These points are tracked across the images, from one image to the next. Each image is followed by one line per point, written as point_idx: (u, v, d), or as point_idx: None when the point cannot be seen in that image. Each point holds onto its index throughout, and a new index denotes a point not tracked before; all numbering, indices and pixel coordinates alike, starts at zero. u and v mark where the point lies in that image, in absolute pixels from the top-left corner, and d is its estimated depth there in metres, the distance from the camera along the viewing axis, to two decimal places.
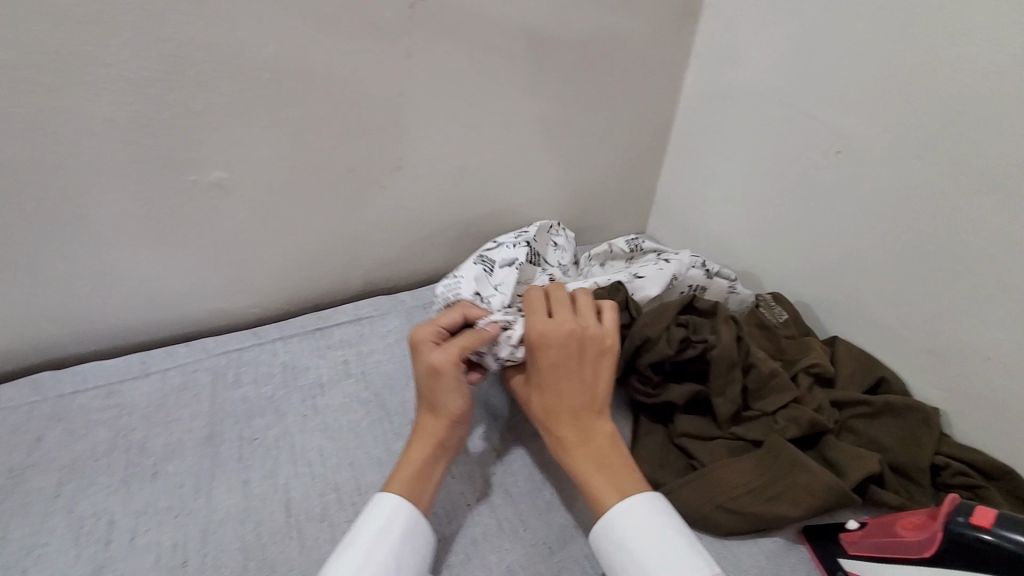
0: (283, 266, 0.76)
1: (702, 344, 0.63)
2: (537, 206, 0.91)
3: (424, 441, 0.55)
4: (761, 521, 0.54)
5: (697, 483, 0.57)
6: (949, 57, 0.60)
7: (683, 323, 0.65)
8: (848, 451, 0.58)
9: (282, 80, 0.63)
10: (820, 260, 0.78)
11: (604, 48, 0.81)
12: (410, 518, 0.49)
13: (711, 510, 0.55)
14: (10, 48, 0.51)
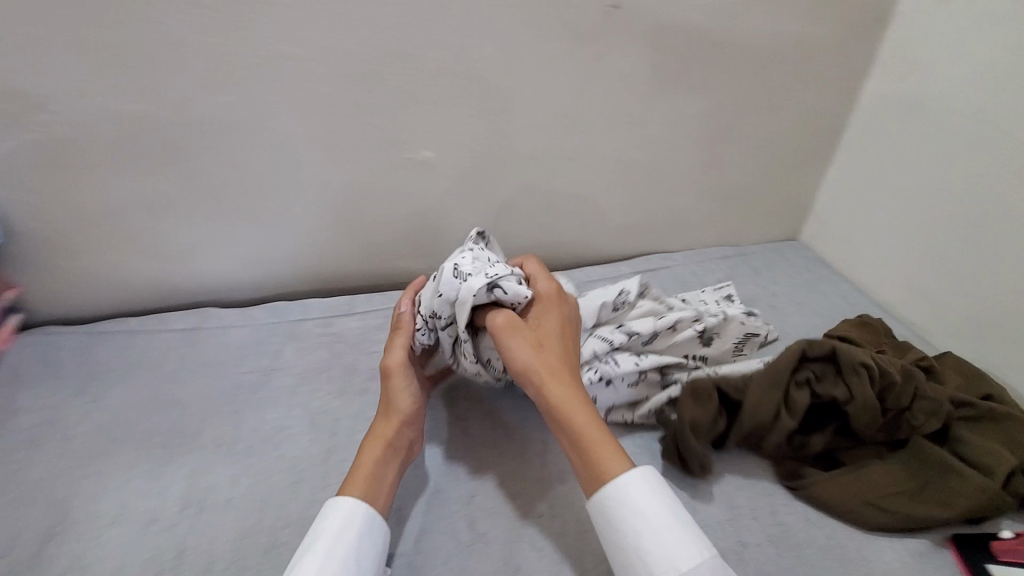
0: (463, 239, 0.88)
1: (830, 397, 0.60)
2: (690, 204, 0.95)
3: (376, 444, 0.56)
4: (910, 521, 0.55)
5: (844, 478, 0.58)
6: None
7: (801, 381, 0.61)
8: (987, 452, 0.57)
9: (490, 76, 0.74)
10: (998, 280, 0.74)
11: (777, 53, 0.84)
12: (364, 516, 0.49)
13: (858, 505, 0.57)
14: (306, 45, 0.67)
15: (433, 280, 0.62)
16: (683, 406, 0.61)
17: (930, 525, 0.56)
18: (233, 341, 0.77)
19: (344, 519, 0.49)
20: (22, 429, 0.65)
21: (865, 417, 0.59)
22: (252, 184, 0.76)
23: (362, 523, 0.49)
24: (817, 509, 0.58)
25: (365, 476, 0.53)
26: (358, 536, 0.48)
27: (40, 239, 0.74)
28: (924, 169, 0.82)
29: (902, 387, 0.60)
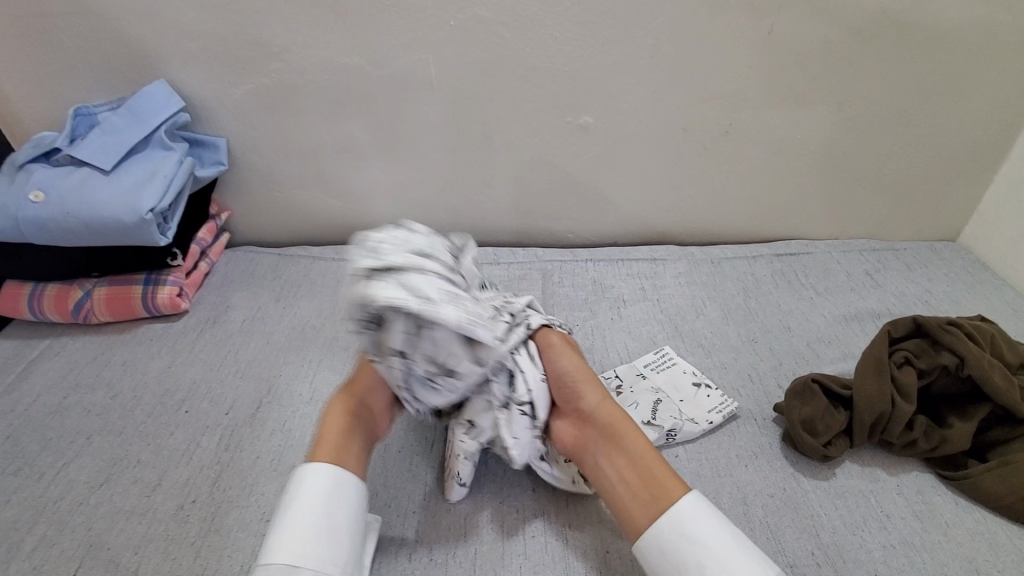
0: (605, 206, 0.93)
1: (937, 372, 0.58)
2: (838, 194, 0.93)
3: (336, 412, 0.55)
4: None
5: (1000, 471, 0.55)
6: None
7: (900, 361, 0.59)
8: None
9: (658, 48, 0.78)
10: None
11: (962, 38, 0.79)
12: (328, 475, 0.49)
13: (1015, 501, 0.54)
14: (498, 10, 0.75)
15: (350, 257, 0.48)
16: (790, 409, 0.60)
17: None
18: None
19: (310, 481, 0.49)
20: (234, 323, 0.78)
21: (998, 391, 0.56)
22: (428, 137, 0.85)
23: (332, 484, 0.49)
24: (972, 502, 0.56)
25: (324, 446, 0.52)
26: (331, 492, 0.49)
27: (254, 170, 0.88)
28: None
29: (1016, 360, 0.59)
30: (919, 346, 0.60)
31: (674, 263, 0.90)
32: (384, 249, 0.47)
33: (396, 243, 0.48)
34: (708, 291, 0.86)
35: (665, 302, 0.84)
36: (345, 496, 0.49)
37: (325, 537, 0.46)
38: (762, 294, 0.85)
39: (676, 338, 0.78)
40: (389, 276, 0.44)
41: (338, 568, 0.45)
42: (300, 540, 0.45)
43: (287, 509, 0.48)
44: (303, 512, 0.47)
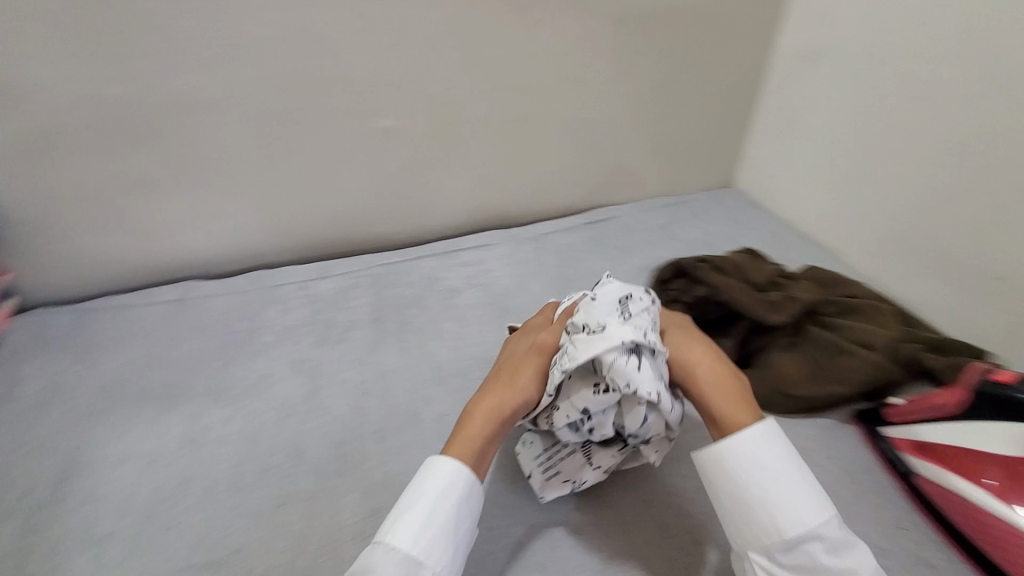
0: (426, 203, 0.95)
1: (702, 302, 0.71)
2: (632, 161, 1.04)
3: (489, 412, 0.54)
4: (814, 401, 0.64)
5: (758, 375, 0.67)
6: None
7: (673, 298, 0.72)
8: (865, 330, 0.67)
9: (443, 47, 0.82)
10: (891, 203, 0.84)
11: (702, 14, 0.93)
12: (464, 486, 0.50)
13: (772, 396, 0.65)
14: (270, 24, 0.74)
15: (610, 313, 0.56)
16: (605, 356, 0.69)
17: (828, 406, 0.65)
18: (216, 308, 0.83)
19: (449, 486, 0.49)
20: (28, 395, 0.70)
21: (748, 308, 0.69)
22: (227, 161, 0.82)
23: (463, 494, 0.50)
24: None
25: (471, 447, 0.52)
26: (459, 501, 0.50)
27: (27, 223, 0.78)
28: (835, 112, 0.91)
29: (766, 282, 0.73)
30: (688, 283, 0.73)
31: (500, 247, 0.95)
32: (643, 323, 0.55)
33: (649, 321, 0.56)
34: (531, 268, 0.92)
35: (494, 284, 0.88)
36: (469, 507, 0.51)
37: (447, 547, 0.48)
38: (579, 261, 0.93)
39: (505, 316, 0.82)
40: (646, 358, 0.53)
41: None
42: (427, 544, 0.47)
43: (421, 507, 0.48)
44: (438, 518, 0.48)
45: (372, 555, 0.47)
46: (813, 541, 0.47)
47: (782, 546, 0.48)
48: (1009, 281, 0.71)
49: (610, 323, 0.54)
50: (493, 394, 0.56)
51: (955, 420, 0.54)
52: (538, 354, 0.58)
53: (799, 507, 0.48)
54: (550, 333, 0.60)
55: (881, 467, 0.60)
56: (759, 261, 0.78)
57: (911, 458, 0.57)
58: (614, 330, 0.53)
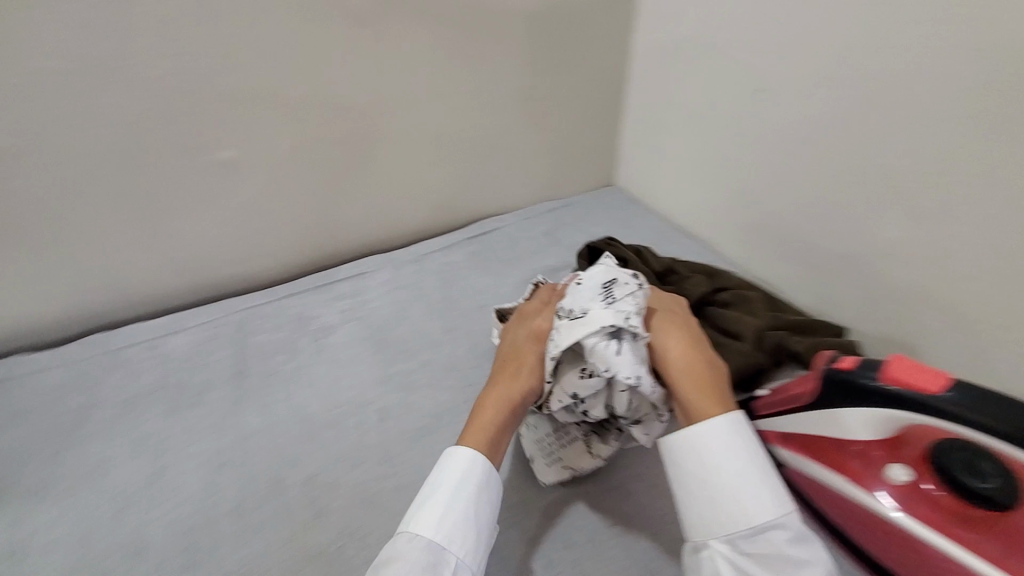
0: (287, 235, 0.88)
1: None
2: (504, 168, 1.02)
3: (498, 401, 0.58)
4: None
5: None
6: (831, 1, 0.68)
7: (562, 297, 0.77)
8: (734, 321, 0.72)
9: (273, 68, 0.75)
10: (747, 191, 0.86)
11: (550, 14, 0.91)
12: (483, 472, 0.53)
13: None
14: (49, 56, 0.63)
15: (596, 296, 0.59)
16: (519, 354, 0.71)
17: None
18: (43, 385, 0.72)
19: (468, 474, 0.53)
20: None
21: None
22: (28, 217, 0.71)
23: (481, 481, 0.53)
24: None
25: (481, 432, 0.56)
26: (479, 490, 0.53)
27: None
28: (689, 107, 0.92)
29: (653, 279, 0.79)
30: None
31: (376, 273, 0.89)
32: (627, 305, 0.58)
33: (636, 302, 0.59)
34: (410, 292, 0.87)
35: (369, 316, 0.82)
36: (488, 495, 0.53)
37: (469, 532, 0.50)
38: (460, 281, 0.89)
39: (380, 350, 0.77)
40: (626, 341, 0.56)
41: (474, 562, 0.50)
42: (450, 529, 0.50)
43: (443, 496, 0.51)
44: (461, 504, 0.51)
45: (399, 545, 0.49)
46: (777, 532, 0.47)
47: (749, 534, 0.47)
48: (853, 261, 0.75)
49: (594, 307, 0.58)
50: (503, 386, 0.60)
51: (808, 408, 0.55)
52: (536, 342, 0.62)
53: (766, 497, 0.48)
54: (544, 319, 0.64)
55: None
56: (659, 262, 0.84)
57: (780, 450, 0.59)
58: (598, 316, 0.57)
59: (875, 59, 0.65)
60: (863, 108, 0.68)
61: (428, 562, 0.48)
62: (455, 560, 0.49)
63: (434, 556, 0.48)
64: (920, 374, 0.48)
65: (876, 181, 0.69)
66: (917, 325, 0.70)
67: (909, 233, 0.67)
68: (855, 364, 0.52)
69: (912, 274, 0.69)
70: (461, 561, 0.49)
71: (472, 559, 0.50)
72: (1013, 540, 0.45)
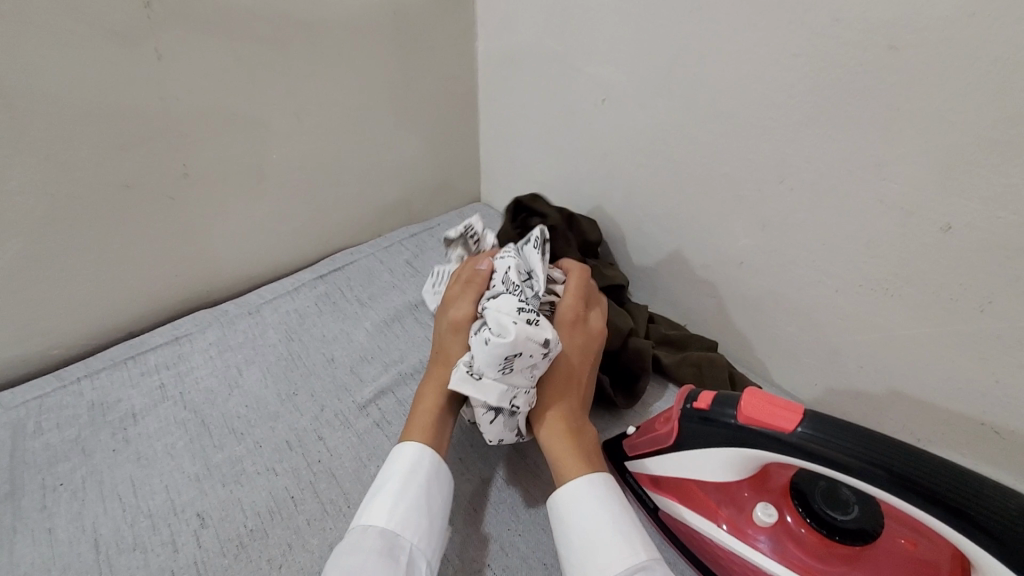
0: (75, 300, 0.72)
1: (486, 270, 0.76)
2: (348, 193, 0.91)
3: (435, 388, 0.58)
4: None
5: None
6: (660, 7, 0.64)
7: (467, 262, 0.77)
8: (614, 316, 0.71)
9: (11, 106, 0.58)
10: (604, 203, 0.83)
11: (378, 24, 0.81)
12: (434, 459, 0.51)
13: None
14: None
15: (494, 361, 0.51)
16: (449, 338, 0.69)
17: None
18: None
19: (417, 463, 0.50)
20: None
21: None
22: None
23: (432, 470, 0.50)
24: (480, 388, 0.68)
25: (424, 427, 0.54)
26: (428, 480, 0.50)
27: None
28: (539, 117, 0.87)
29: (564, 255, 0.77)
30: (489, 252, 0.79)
31: (201, 334, 0.76)
32: (519, 381, 0.53)
33: (531, 378, 0.53)
34: (244, 351, 0.74)
35: (192, 390, 0.69)
36: (441, 489, 0.50)
37: (425, 519, 0.47)
38: (306, 329, 0.78)
39: (203, 432, 0.64)
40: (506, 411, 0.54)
41: (429, 551, 0.46)
42: (404, 514, 0.46)
43: (394, 484, 0.48)
44: (412, 490, 0.48)
45: (350, 539, 0.45)
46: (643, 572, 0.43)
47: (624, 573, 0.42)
48: (709, 269, 0.73)
49: (486, 376, 0.52)
50: (437, 370, 0.59)
51: (675, 453, 0.51)
52: (457, 333, 0.59)
53: (632, 538, 0.45)
54: (459, 309, 0.60)
55: (633, 506, 0.56)
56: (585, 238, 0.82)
57: (654, 494, 0.54)
58: (488, 388, 0.53)
59: (709, 68, 0.62)
60: (703, 118, 0.65)
61: (382, 547, 0.44)
62: (409, 546, 0.45)
63: (389, 540, 0.44)
64: (777, 411, 0.44)
65: (724, 191, 0.67)
66: (772, 328, 0.70)
67: (759, 241, 0.66)
68: (711, 404, 0.47)
69: (763, 280, 0.68)
70: (417, 546, 0.45)
71: (427, 547, 0.46)
72: (876, 566, 0.44)
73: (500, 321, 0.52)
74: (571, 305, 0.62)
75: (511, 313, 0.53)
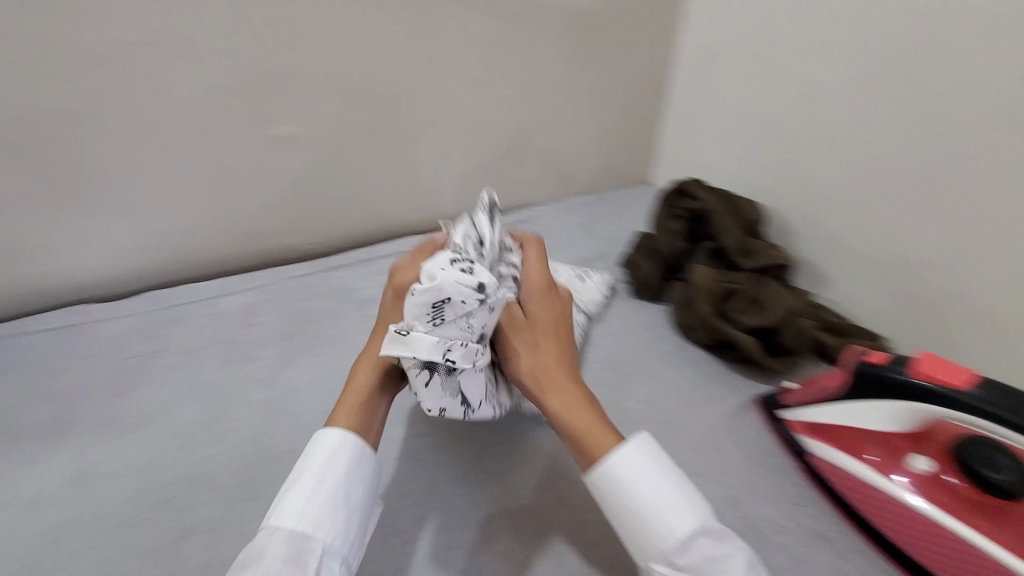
0: (335, 214, 0.92)
1: (664, 241, 0.85)
2: (545, 160, 1.04)
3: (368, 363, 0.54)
4: (709, 337, 0.75)
5: (678, 310, 0.79)
6: (883, 13, 0.70)
7: (650, 235, 0.87)
8: (776, 295, 0.76)
9: (336, 50, 0.79)
10: (785, 194, 0.88)
11: (599, 13, 0.94)
12: (354, 446, 0.48)
13: (680, 326, 0.79)
14: (139, 28, 0.68)
15: (420, 307, 0.47)
16: None
17: (718, 345, 0.75)
18: (107, 335, 0.77)
19: (335, 453, 0.47)
20: None
21: (697, 255, 0.84)
22: (102, 179, 0.75)
23: (352, 461, 0.47)
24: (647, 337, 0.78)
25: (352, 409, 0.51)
26: (349, 468, 0.47)
27: None
28: (733, 109, 0.94)
29: (733, 233, 0.83)
30: (665, 223, 0.87)
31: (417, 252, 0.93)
32: (454, 332, 0.48)
33: (467, 330, 0.48)
34: None
35: None
36: (364, 477, 0.48)
37: (338, 512, 0.44)
38: None
39: None
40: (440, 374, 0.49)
41: (347, 545, 0.44)
42: (316, 512, 0.44)
43: (306, 479, 0.45)
44: (326, 486, 0.45)
45: (257, 539, 0.43)
46: (703, 536, 0.45)
47: (678, 547, 0.44)
48: (888, 265, 0.76)
49: (416, 329, 0.47)
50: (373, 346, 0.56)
51: (839, 402, 0.57)
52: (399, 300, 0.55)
53: (678, 509, 0.45)
54: (407, 271, 0.57)
55: (782, 451, 0.62)
56: (756, 219, 0.86)
57: (807, 440, 0.61)
58: (417, 342, 0.47)
59: (928, 70, 0.67)
60: (909, 117, 0.69)
61: (288, 555, 0.41)
62: (320, 549, 0.43)
63: (294, 547, 0.42)
64: (950, 370, 0.50)
65: (920, 188, 0.70)
66: (951, 330, 0.71)
67: (951, 240, 0.68)
68: (883, 360, 0.54)
69: (949, 280, 0.70)
70: (327, 546, 0.43)
71: (343, 542, 0.44)
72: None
73: (427, 268, 0.48)
74: (541, 271, 0.63)
75: (442, 260, 0.49)
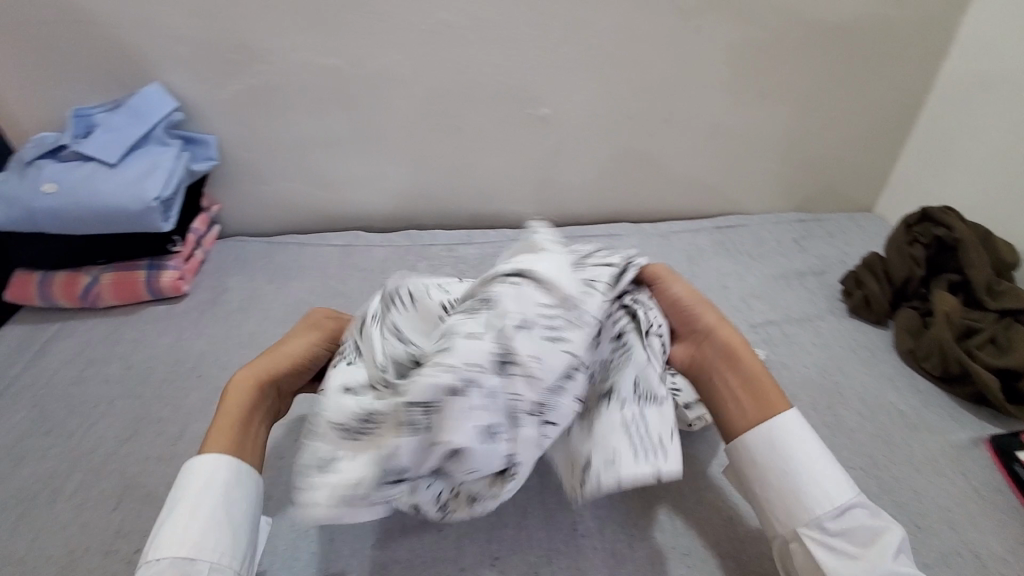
0: (563, 192, 1.02)
1: (896, 266, 0.83)
2: (768, 171, 1.05)
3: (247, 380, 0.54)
4: (939, 369, 0.74)
5: (905, 337, 0.78)
6: None
7: (880, 259, 0.86)
8: None
9: (607, 47, 0.88)
10: None
11: (865, 32, 0.93)
12: (234, 467, 0.49)
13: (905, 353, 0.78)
14: (465, 15, 0.82)
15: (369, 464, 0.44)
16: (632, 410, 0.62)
17: (948, 380, 0.73)
18: (375, 258, 0.94)
19: (212, 478, 0.47)
20: (233, 303, 0.85)
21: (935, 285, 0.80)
22: (401, 133, 0.92)
23: (229, 480, 0.48)
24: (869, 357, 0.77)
25: (229, 435, 0.50)
26: (231, 486, 0.48)
27: (242, 163, 0.92)
28: (1004, 144, 0.88)
29: (981, 268, 0.77)
30: (899, 246, 0.84)
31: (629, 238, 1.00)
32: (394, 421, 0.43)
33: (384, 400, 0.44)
34: (660, 258, 0.96)
35: None
36: (244, 496, 0.48)
37: (225, 531, 0.46)
38: (706, 261, 0.96)
39: None
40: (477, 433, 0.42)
41: (236, 562, 0.45)
42: (199, 534, 0.45)
43: (184, 506, 0.46)
44: (205, 509, 0.46)
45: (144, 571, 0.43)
46: (860, 509, 0.47)
47: (835, 513, 0.46)
48: None
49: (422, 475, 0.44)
50: (254, 366, 0.55)
51: None
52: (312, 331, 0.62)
53: (838, 479, 0.48)
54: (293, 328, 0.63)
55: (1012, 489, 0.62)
56: (1011, 257, 0.80)
57: None
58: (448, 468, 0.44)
59: None
60: None
61: None
62: (207, 568, 0.44)
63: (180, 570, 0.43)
64: None
65: None
66: None
67: None
68: None
69: None
70: (216, 564, 0.44)
71: (231, 558, 0.45)
72: None
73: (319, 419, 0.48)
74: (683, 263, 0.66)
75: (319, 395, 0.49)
